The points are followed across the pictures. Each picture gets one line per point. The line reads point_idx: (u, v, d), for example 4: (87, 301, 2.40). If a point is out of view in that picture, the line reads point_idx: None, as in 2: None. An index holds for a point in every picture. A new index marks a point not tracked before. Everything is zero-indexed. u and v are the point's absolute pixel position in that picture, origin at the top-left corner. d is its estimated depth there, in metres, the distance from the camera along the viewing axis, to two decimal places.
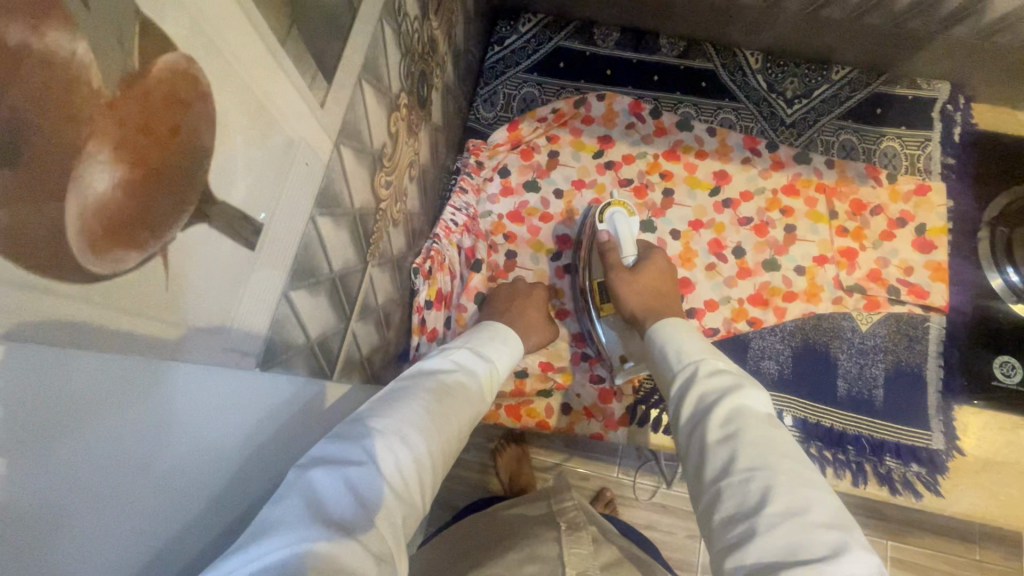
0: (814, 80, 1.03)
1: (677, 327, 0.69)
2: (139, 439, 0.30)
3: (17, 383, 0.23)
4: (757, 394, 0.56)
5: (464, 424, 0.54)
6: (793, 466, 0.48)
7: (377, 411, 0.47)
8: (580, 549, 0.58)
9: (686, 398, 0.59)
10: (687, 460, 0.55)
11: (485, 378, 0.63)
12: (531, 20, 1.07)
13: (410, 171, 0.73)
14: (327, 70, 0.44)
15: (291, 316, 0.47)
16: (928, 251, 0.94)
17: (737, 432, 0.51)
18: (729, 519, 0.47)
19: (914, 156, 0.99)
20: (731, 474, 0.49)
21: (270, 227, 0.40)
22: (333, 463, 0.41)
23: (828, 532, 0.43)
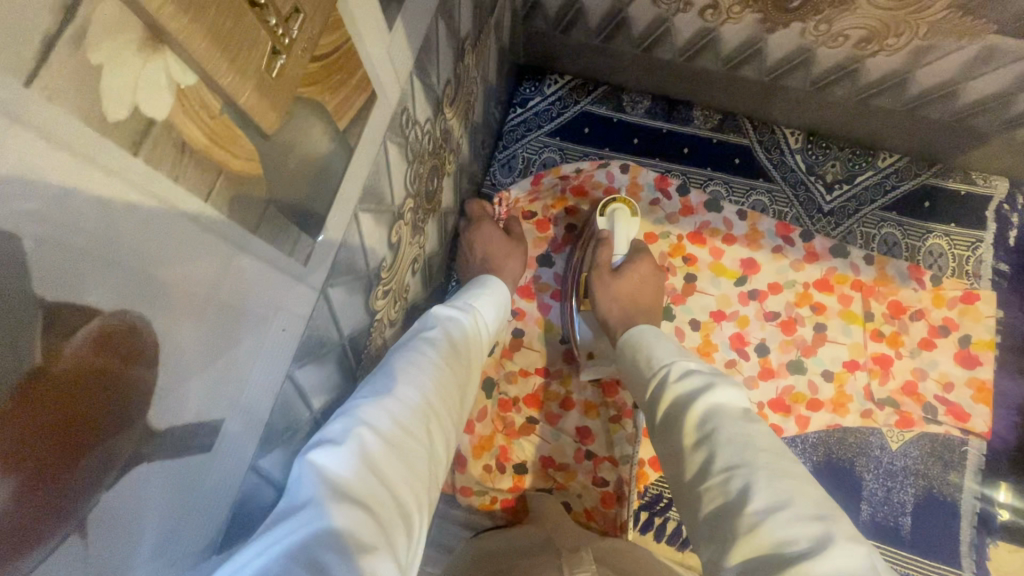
0: (857, 166, 0.96)
1: (648, 335, 0.67)
2: (161, 475, 0.30)
3: (52, 431, 0.22)
4: (728, 384, 0.53)
5: (460, 381, 0.55)
6: (770, 458, 0.45)
7: (378, 384, 0.47)
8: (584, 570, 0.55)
9: (665, 396, 0.57)
10: (669, 452, 0.53)
11: (470, 325, 0.63)
12: (558, 81, 1.01)
13: (413, 266, 0.68)
14: (315, 227, 0.39)
15: (261, 482, 0.42)
16: (972, 367, 0.86)
17: (713, 432, 0.49)
18: (714, 522, 0.44)
19: (963, 257, 0.91)
20: (710, 477, 0.47)
21: (231, 420, 0.35)
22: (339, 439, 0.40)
23: (809, 521, 0.40)
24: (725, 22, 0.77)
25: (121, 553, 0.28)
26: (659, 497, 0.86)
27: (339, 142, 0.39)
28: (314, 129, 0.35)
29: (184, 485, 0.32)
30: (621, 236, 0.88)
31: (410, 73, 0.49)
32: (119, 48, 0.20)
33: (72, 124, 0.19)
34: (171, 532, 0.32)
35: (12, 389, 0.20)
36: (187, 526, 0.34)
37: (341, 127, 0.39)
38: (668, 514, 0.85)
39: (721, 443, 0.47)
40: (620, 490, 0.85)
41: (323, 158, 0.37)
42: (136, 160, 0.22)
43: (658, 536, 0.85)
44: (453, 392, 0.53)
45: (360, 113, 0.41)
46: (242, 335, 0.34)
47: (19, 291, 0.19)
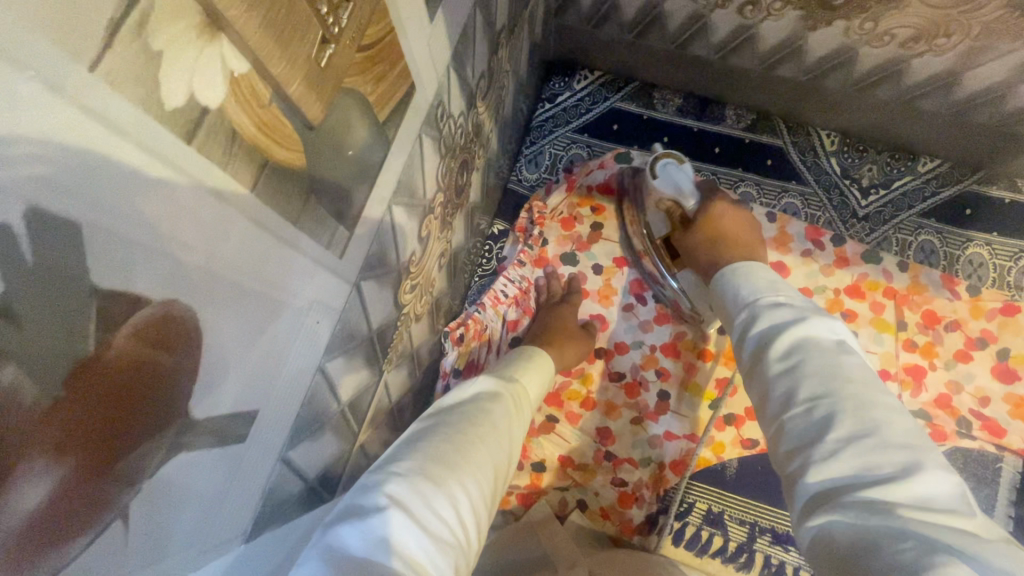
0: (895, 170, 0.93)
1: (737, 267, 0.66)
2: (187, 483, 0.29)
3: (99, 422, 0.22)
4: (822, 321, 0.52)
5: (498, 442, 0.52)
6: (859, 390, 0.44)
7: (398, 454, 0.46)
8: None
9: (752, 329, 0.56)
10: (750, 381, 0.53)
11: (512, 392, 0.60)
12: (588, 77, 1.00)
13: (440, 260, 0.68)
14: (351, 220, 0.39)
15: (289, 473, 0.42)
16: (1010, 381, 0.83)
17: (799, 363, 0.48)
18: (792, 446, 0.44)
19: (1004, 268, 0.88)
20: (792, 406, 0.46)
21: (264, 412, 0.35)
22: (354, 519, 0.39)
23: (897, 449, 0.39)
24: (765, 19, 0.75)
25: (156, 543, 0.28)
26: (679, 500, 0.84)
27: (377, 135, 0.39)
28: (355, 121, 0.35)
29: (217, 474, 0.32)
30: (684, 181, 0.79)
31: (447, 67, 0.49)
32: (179, 34, 0.20)
33: (130, 110, 0.19)
34: (206, 520, 0.32)
35: (66, 375, 0.20)
36: (218, 518, 0.34)
37: (381, 119, 0.38)
38: (687, 519, 0.84)
39: (809, 375, 0.47)
40: (638, 491, 0.84)
41: (363, 151, 0.37)
42: (189, 147, 0.22)
43: (676, 540, 0.83)
44: (490, 448, 0.50)
45: (399, 106, 0.41)
46: (276, 324, 0.33)
47: (75, 277, 0.19)
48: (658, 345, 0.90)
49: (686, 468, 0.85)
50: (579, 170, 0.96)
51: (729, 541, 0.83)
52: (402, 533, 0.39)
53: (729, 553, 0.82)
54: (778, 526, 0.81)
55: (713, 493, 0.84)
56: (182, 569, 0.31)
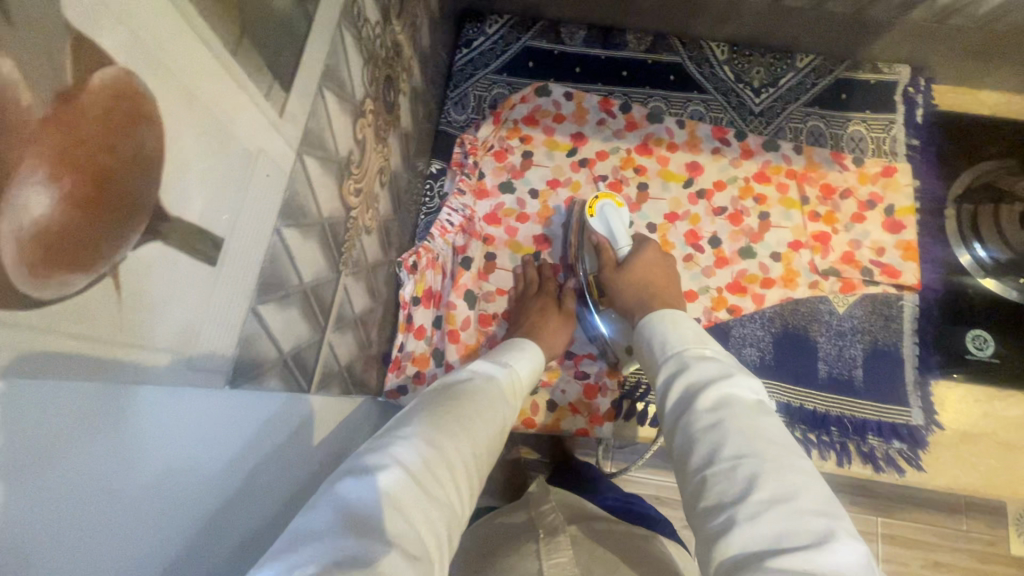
0: (779, 69, 1.04)
1: (664, 318, 0.68)
2: (170, 280, 0.33)
3: (84, 167, 0.26)
4: (745, 380, 0.55)
5: (489, 424, 0.57)
6: (777, 453, 0.47)
7: (403, 423, 0.51)
8: (561, 556, 0.56)
9: (678, 384, 0.58)
10: (676, 437, 0.54)
11: (506, 383, 0.65)
12: (498, 21, 1.07)
13: (381, 176, 0.72)
14: (285, 80, 0.43)
15: (261, 331, 0.46)
16: (898, 231, 0.95)
17: (724, 419, 0.51)
18: (713, 504, 0.46)
19: (880, 139, 1.01)
20: (716, 462, 0.48)
21: (231, 246, 0.39)
22: (360, 474, 0.44)
23: (809, 517, 0.42)
24: None
25: (114, 394, 0.30)
26: (639, 382, 0.91)
27: (297, 3, 0.43)
28: None
29: (194, 296, 0.36)
30: (619, 227, 0.88)
31: None
32: None
33: None
34: (167, 385, 0.35)
35: (51, 97, 0.24)
36: (200, 340, 0.38)
37: None
38: (649, 399, 0.91)
39: (731, 432, 0.49)
40: (600, 381, 0.91)
41: (285, 13, 0.42)
42: None
43: (642, 420, 0.90)
44: (477, 430, 0.54)
45: None
46: (234, 162, 0.38)
47: (49, 4, 0.23)
48: None
49: None
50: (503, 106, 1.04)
51: None
52: (405, 491, 0.43)
53: None
54: None
55: None
56: (172, 378, 0.35)
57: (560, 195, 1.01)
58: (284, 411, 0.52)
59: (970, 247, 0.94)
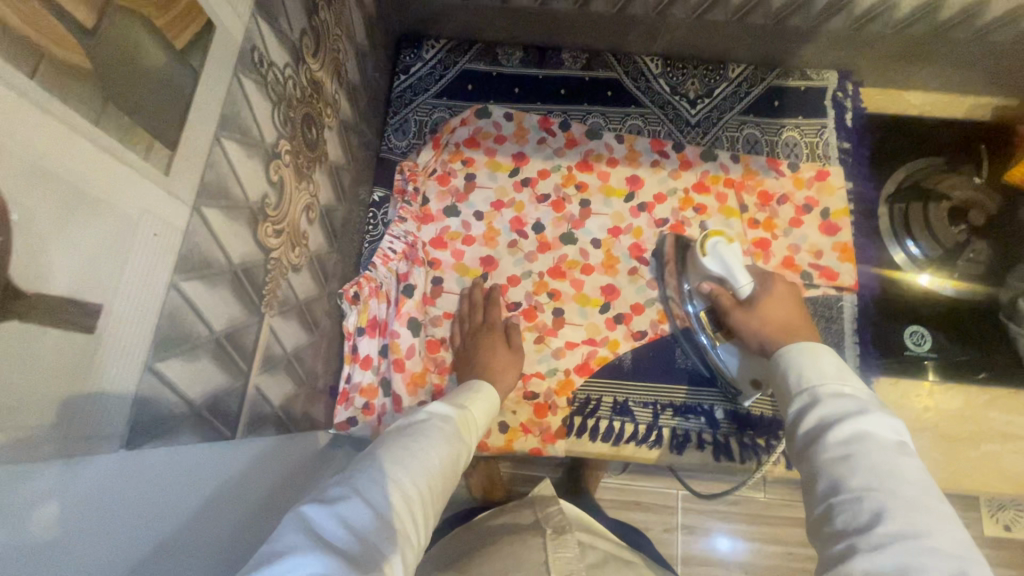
0: (713, 79, 1.06)
1: (801, 349, 0.67)
2: (35, 356, 0.33)
3: None
4: (882, 419, 0.55)
5: (445, 458, 0.61)
6: (913, 493, 0.49)
7: (360, 463, 0.55)
8: (567, 551, 0.67)
9: (806, 417, 0.59)
10: (802, 466, 0.57)
11: (461, 420, 0.69)
12: (434, 46, 1.08)
13: (308, 214, 0.73)
14: (171, 137, 0.43)
15: (163, 387, 0.46)
16: (834, 233, 0.97)
17: (856, 453, 0.52)
18: (842, 531, 0.49)
19: (813, 143, 1.03)
20: (844, 491, 0.51)
21: (110, 311, 0.39)
22: (326, 501, 0.49)
23: (944, 559, 0.44)
24: None
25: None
26: (588, 399, 0.92)
27: (178, 61, 0.43)
28: (140, 36, 0.39)
29: (63, 367, 0.35)
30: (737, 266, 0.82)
31: (252, 14, 0.54)
32: None
33: None
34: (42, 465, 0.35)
35: None
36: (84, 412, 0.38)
37: (178, 46, 0.43)
38: (599, 414, 0.92)
39: (863, 467, 0.51)
40: (549, 400, 0.92)
41: (164, 73, 0.42)
42: None
43: (594, 436, 0.91)
44: (429, 463, 0.58)
45: (199, 37, 0.46)
46: (106, 228, 0.38)
47: None
48: (546, 271, 0.98)
49: (588, 369, 0.93)
50: (443, 130, 1.04)
51: (640, 425, 0.91)
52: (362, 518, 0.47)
53: (641, 434, 0.91)
54: (677, 399, 0.91)
55: (615, 385, 0.93)
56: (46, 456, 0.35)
57: (505, 216, 1.01)
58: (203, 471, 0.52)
59: (904, 245, 0.97)
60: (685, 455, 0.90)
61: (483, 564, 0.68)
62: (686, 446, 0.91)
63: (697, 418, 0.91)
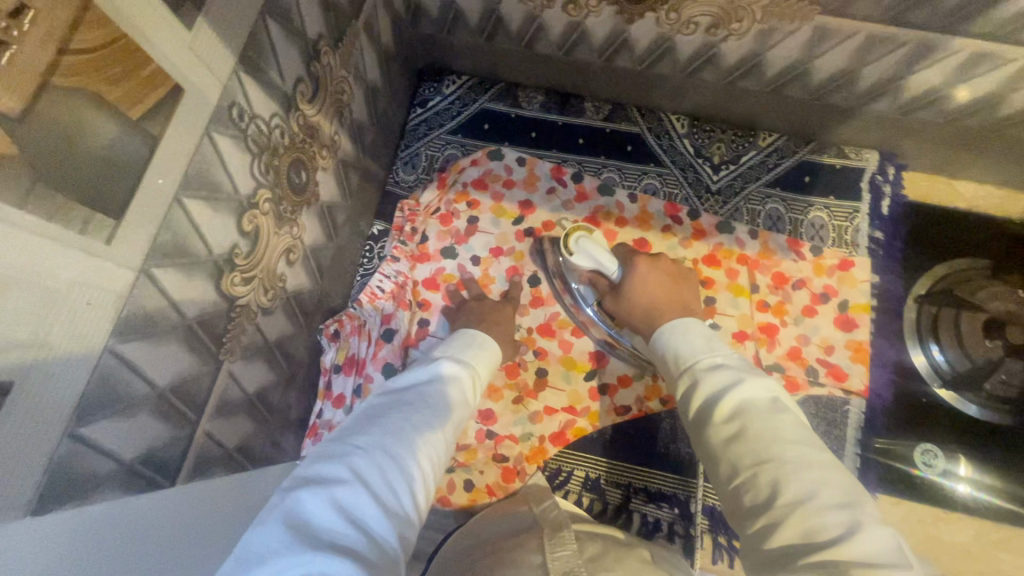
0: (740, 145, 1.00)
1: (677, 327, 0.70)
2: None
3: None
4: (756, 380, 0.58)
5: (446, 428, 0.59)
6: (795, 449, 0.49)
7: (355, 435, 0.52)
8: (564, 550, 0.58)
9: (695, 400, 0.61)
10: (706, 453, 0.57)
11: (465, 383, 0.67)
12: (456, 81, 1.06)
13: (288, 256, 0.72)
14: (115, 206, 0.42)
15: (87, 449, 0.46)
16: (849, 329, 0.90)
17: (742, 425, 0.53)
18: (751, 509, 0.48)
19: (842, 227, 0.95)
20: (741, 473, 0.51)
21: (22, 386, 0.38)
22: (319, 488, 0.45)
23: (835, 510, 0.43)
24: (588, 16, 0.82)
25: None
26: (559, 470, 0.89)
27: (133, 132, 0.43)
28: (88, 113, 0.39)
29: None
30: (602, 256, 0.83)
31: (234, 71, 0.53)
32: None
33: None
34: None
35: None
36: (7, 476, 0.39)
37: (134, 116, 0.43)
38: (567, 488, 0.88)
39: (750, 436, 0.52)
40: (519, 465, 0.88)
41: (114, 144, 0.41)
42: None
43: None
44: (432, 432, 0.57)
45: (163, 103, 0.45)
46: (24, 307, 0.37)
47: None
48: (535, 327, 0.95)
49: (564, 439, 0.90)
50: (452, 169, 1.02)
51: (609, 505, 0.87)
52: (359, 502, 0.44)
53: (609, 516, 0.87)
54: (651, 484, 0.87)
55: (588, 459, 0.89)
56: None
57: (502, 265, 0.98)
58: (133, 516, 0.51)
59: (927, 348, 0.89)
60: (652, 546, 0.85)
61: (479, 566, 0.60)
62: (655, 536, 0.86)
63: (671, 508, 0.86)
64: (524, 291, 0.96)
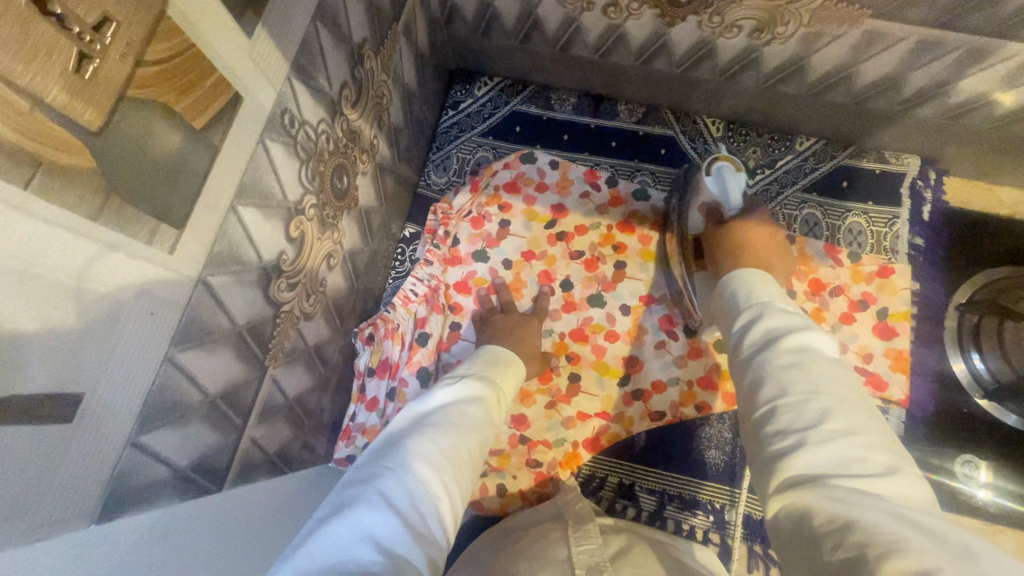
0: (777, 150, 0.99)
1: (750, 274, 0.66)
2: (22, 464, 0.34)
3: None
4: (825, 335, 0.54)
5: (472, 448, 0.57)
6: (849, 397, 0.46)
7: (381, 459, 0.51)
8: (589, 544, 0.62)
9: (755, 331, 0.57)
10: (745, 381, 0.53)
11: (490, 402, 0.66)
12: (487, 84, 1.06)
13: (330, 261, 0.72)
14: (178, 217, 0.42)
15: (147, 457, 0.46)
16: (890, 338, 0.89)
17: (804, 360, 0.50)
18: (778, 431, 0.46)
19: (881, 234, 0.94)
20: (789, 395, 0.47)
21: (90, 398, 0.38)
22: (343, 515, 0.43)
23: (882, 454, 0.41)
24: (628, 19, 0.81)
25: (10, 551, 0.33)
26: (592, 476, 0.89)
27: (197, 143, 0.43)
28: (157, 124, 0.38)
29: (33, 461, 0.35)
30: (734, 187, 0.83)
31: (287, 78, 0.53)
32: None
33: None
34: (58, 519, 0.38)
35: None
36: (81, 488, 0.40)
37: (197, 126, 0.42)
38: (600, 494, 0.88)
39: (811, 371, 0.48)
40: (552, 471, 0.88)
41: (180, 155, 0.41)
42: None
43: None
44: (458, 457, 0.55)
45: (223, 113, 0.45)
46: (97, 319, 0.37)
47: None
48: (568, 332, 0.94)
49: (598, 445, 0.89)
50: (484, 172, 1.02)
51: (642, 512, 0.87)
52: (386, 528, 0.42)
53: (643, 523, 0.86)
54: (686, 491, 0.87)
55: (622, 465, 0.89)
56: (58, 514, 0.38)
57: (535, 269, 0.97)
58: (196, 523, 0.51)
59: (968, 357, 0.88)
60: None
61: (513, 553, 0.63)
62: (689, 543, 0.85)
63: (706, 516, 0.86)
64: (558, 295, 0.96)
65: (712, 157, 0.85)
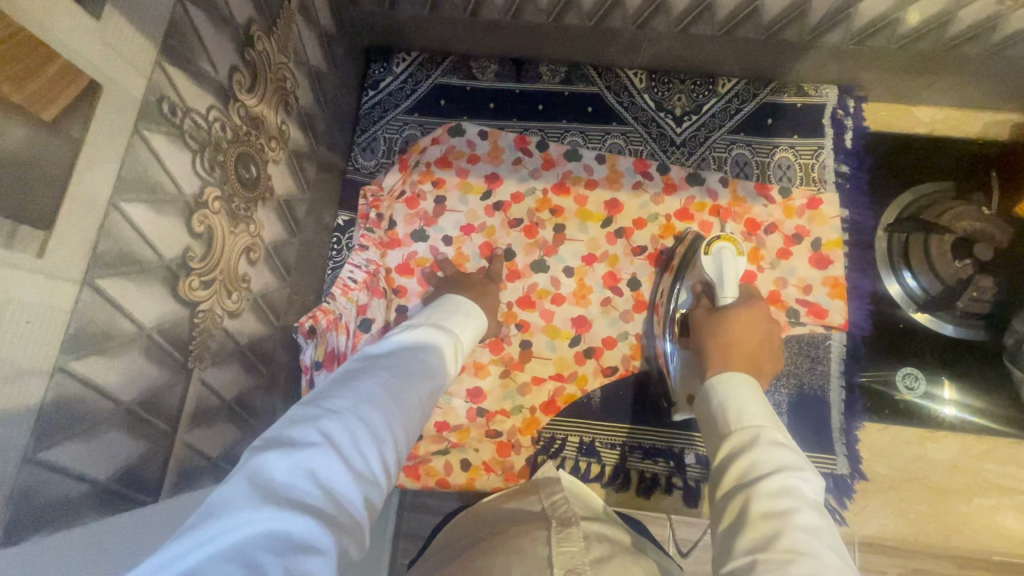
0: (700, 95, 0.99)
1: (739, 383, 0.65)
2: None
3: None
4: (812, 477, 0.53)
5: (424, 393, 0.58)
6: (835, 565, 0.45)
7: (331, 392, 0.50)
8: (571, 546, 0.54)
9: (741, 456, 0.56)
10: (727, 520, 0.53)
11: (447, 350, 0.66)
12: (406, 59, 1.03)
13: (249, 254, 0.69)
14: (40, 217, 0.40)
15: (53, 474, 0.44)
16: (825, 267, 0.91)
17: (789, 510, 0.49)
18: None
19: (809, 165, 0.95)
20: (772, 550, 0.46)
21: None
22: (289, 442, 0.43)
23: None
24: None
25: None
26: (553, 439, 0.89)
27: (51, 136, 0.40)
28: None
29: None
30: (729, 276, 0.79)
31: (156, 63, 0.50)
32: None
33: None
34: None
35: None
36: None
37: (47, 119, 0.40)
38: (562, 455, 0.88)
39: (795, 527, 0.47)
40: (512, 438, 0.89)
41: (29, 152, 0.39)
42: None
43: None
44: (410, 399, 0.55)
45: (79, 103, 0.42)
46: None
47: None
48: (515, 301, 0.94)
49: (554, 407, 0.90)
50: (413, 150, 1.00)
51: (605, 466, 0.88)
52: (330, 462, 0.42)
53: (607, 477, 0.88)
54: (646, 441, 0.88)
55: (581, 425, 0.90)
56: None
57: (475, 242, 0.96)
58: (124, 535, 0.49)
59: (901, 277, 0.90)
60: (653, 501, 0.86)
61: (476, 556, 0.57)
62: (655, 490, 0.87)
63: (666, 462, 0.87)
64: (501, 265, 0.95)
65: (711, 238, 0.81)
